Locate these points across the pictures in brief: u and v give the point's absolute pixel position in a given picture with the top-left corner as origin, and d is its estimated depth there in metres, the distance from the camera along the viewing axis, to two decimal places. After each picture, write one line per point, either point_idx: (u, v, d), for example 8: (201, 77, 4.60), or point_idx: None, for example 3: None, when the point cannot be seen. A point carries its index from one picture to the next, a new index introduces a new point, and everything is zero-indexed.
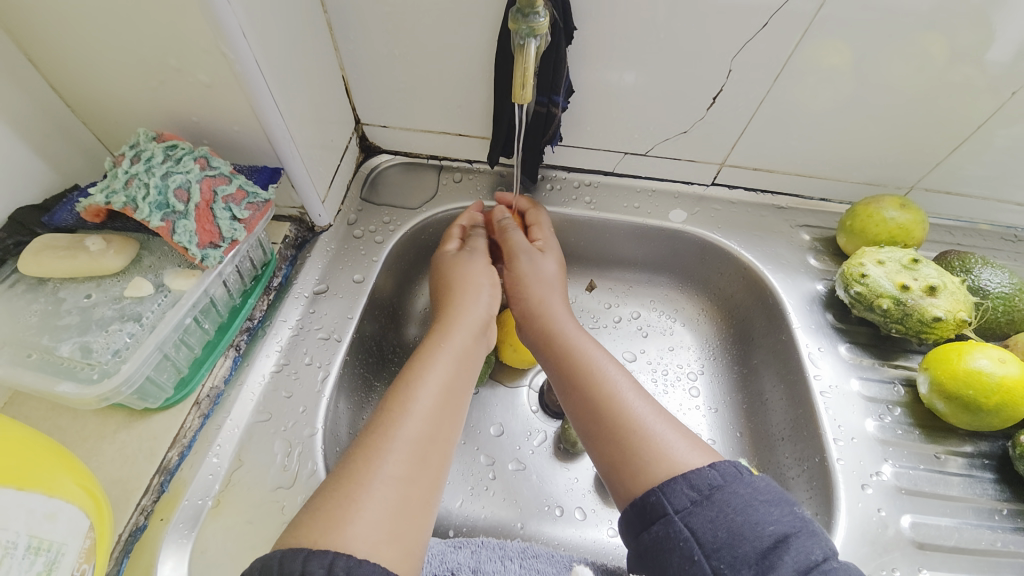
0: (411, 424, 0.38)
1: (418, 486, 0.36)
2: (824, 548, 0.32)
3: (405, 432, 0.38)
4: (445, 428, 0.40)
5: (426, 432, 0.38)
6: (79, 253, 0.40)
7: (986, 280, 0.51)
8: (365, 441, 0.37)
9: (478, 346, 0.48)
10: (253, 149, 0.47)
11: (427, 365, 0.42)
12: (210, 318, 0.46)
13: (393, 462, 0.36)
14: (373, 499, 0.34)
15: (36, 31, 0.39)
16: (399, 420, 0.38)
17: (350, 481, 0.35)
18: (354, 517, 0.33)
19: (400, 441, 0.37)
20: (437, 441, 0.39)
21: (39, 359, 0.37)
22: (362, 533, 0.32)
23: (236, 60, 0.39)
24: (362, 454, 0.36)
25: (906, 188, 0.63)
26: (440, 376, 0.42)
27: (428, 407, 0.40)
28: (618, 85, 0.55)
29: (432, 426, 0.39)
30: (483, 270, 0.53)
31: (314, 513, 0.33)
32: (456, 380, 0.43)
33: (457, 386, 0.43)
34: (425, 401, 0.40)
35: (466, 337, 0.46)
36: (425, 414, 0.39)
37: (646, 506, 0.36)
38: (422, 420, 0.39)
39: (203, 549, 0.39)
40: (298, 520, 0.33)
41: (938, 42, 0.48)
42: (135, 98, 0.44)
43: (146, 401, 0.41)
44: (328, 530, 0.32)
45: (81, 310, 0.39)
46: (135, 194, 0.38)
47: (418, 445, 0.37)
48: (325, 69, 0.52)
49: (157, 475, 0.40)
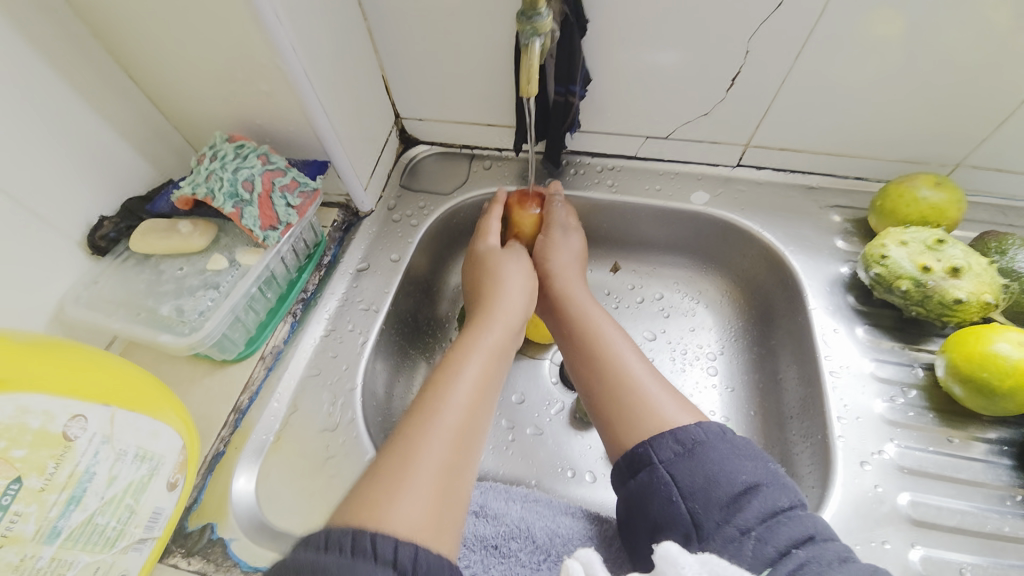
0: (446, 419, 0.41)
1: (455, 478, 0.39)
2: (791, 497, 0.34)
3: (444, 423, 0.41)
4: (478, 423, 0.43)
5: (461, 424, 0.41)
6: (173, 235, 0.50)
7: (1022, 262, 0.49)
8: (406, 429, 0.40)
9: (508, 348, 0.50)
10: (305, 145, 0.55)
11: (461, 367, 0.46)
12: (271, 289, 0.55)
13: (434, 449, 0.39)
14: (415, 486, 0.36)
15: (138, 55, 0.49)
16: (439, 411, 0.41)
17: (396, 463, 0.38)
18: (401, 495, 0.36)
19: (439, 433, 0.40)
20: (471, 433, 0.42)
21: (147, 316, 0.47)
22: (409, 511, 0.35)
23: (288, 70, 0.47)
24: (406, 439, 0.39)
25: (952, 166, 0.60)
26: (472, 373, 0.45)
27: (463, 405, 0.43)
28: (635, 70, 0.57)
29: (467, 420, 0.42)
30: (523, 274, 0.55)
31: (359, 491, 0.37)
32: (489, 381, 0.46)
33: (489, 388, 0.46)
34: (461, 396, 0.43)
35: (498, 340, 0.49)
36: (461, 407, 0.42)
37: (634, 457, 0.38)
38: (456, 417, 0.41)
39: (266, 473, 0.48)
40: (346, 497, 0.37)
41: (1006, 6, 0.45)
42: (212, 106, 0.53)
43: (225, 353, 0.51)
44: (377, 506, 0.35)
45: (176, 279, 0.50)
46: (213, 186, 0.47)
47: (454, 439, 0.40)
48: (366, 71, 0.59)
49: (232, 413, 0.50)
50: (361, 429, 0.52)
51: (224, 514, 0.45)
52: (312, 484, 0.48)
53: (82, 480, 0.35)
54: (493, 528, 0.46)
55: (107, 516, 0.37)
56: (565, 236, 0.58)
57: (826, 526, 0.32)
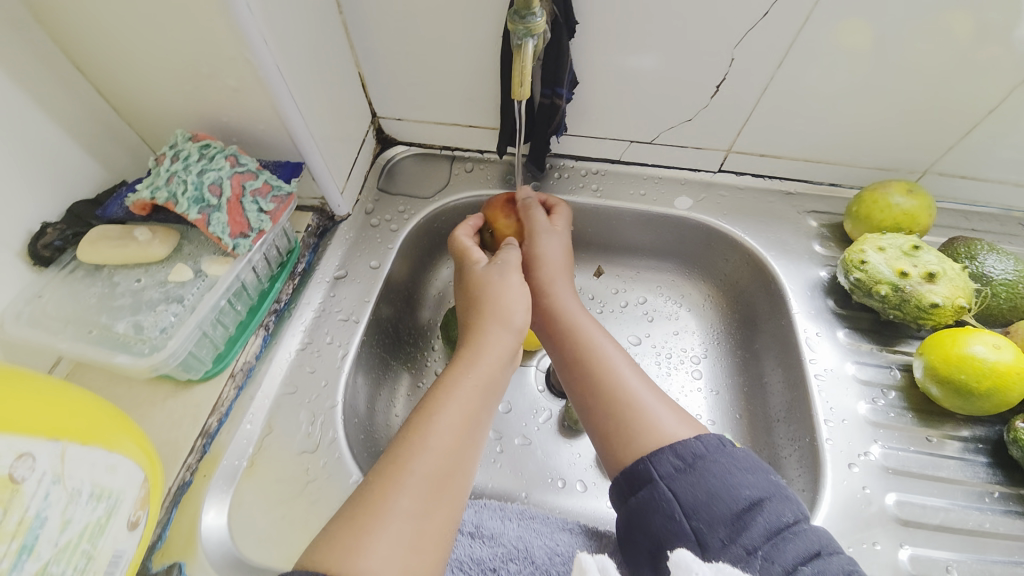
0: (426, 459, 0.38)
1: (433, 521, 0.37)
2: (795, 511, 0.34)
3: (421, 466, 0.38)
4: (463, 459, 0.40)
5: (442, 464, 0.39)
6: (129, 242, 0.45)
7: (991, 267, 0.51)
8: (382, 471, 0.38)
9: (504, 373, 0.47)
10: (277, 145, 0.51)
11: (450, 397, 0.42)
12: (242, 301, 0.51)
13: (407, 497, 0.37)
14: (387, 536, 0.35)
15: (86, 44, 0.44)
16: (414, 452, 0.39)
17: (365, 513, 0.35)
18: (369, 550, 0.34)
19: (417, 475, 0.38)
20: (454, 471, 0.39)
21: (99, 334, 0.42)
22: (377, 566, 0.33)
23: (259, 66, 0.43)
24: (377, 485, 0.37)
25: (919, 173, 0.62)
26: (457, 407, 0.42)
27: (449, 442, 0.40)
28: (621, 74, 0.56)
29: (449, 458, 0.39)
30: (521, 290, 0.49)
31: (330, 537, 0.35)
32: (479, 409, 0.43)
33: (478, 417, 0.43)
34: (444, 433, 0.40)
35: (493, 363, 0.46)
36: (442, 446, 0.39)
37: (634, 474, 0.37)
38: (438, 454, 0.39)
39: (239, 502, 0.45)
40: (316, 540, 0.35)
41: (964, 19, 0.47)
42: (171, 101, 0.48)
43: (190, 372, 0.47)
44: (341, 559, 0.33)
45: (133, 292, 0.45)
46: (175, 189, 0.43)
47: (434, 479, 0.38)
48: (342, 67, 0.56)
49: (200, 438, 0.46)
50: (343, 450, 0.49)
51: (194, 550, 0.41)
52: (291, 513, 0.45)
53: (33, 526, 0.31)
54: (489, 550, 0.44)
55: (62, 565, 0.33)
56: (550, 241, 0.55)
57: (830, 539, 0.33)
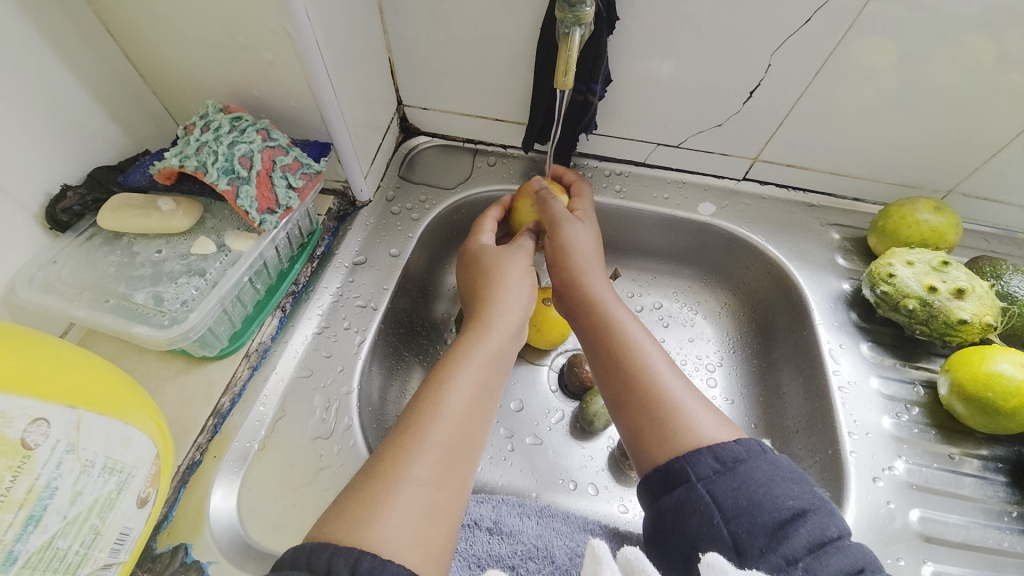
0: (443, 427, 0.37)
1: (445, 490, 0.35)
2: (840, 527, 0.32)
3: (434, 435, 0.36)
4: (473, 432, 0.39)
5: (456, 433, 0.37)
6: (152, 213, 0.45)
7: (1016, 287, 0.51)
8: (394, 444, 0.36)
9: (511, 347, 0.46)
10: (306, 124, 0.50)
11: (456, 368, 0.41)
12: (261, 280, 0.50)
13: (421, 464, 0.35)
14: (399, 502, 0.33)
15: (118, 7, 0.42)
16: (426, 421, 0.37)
17: (372, 483, 0.34)
18: (380, 518, 0.32)
19: (433, 442, 0.36)
20: (466, 443, 0.38)
21: (116, 304, 0.42)
22: (391, 535, 0.31)
23: (299, 39, 0.42)
24: (386, 454, 0.35)
25: (943, 192, 0.62)
26: (468, 379, 0.40)
27: (458, 410, 0.38)
28: (656, 75, 0.56)
29: (461, 428, 0.38)
30: (525, 267, 0.51)
31: (340, 510, 0.33)
32: (487, 383, 0.42)
33: (487, 390, 0.41)
34: (453, 404, 0.38)
35: (500, 337, 0.45)
36: (452, 417, 0.38)
37: (669, 472, 0.37)
38: (454, 422, 0.37)
39: (249, 486, 0.43)
40: (326, 515, 0.33)
41: (1000, 42, 0.46)
42: (200, 70, 0.47)
43: (205, 349, 0.46)
44: (352, 529, 0.31)
45: (153, 263, 0.44)
46: (205, 159, 0.42)
47: (448, 447, 0.36)
48: (373, 50, 0.55)
49: (212, 417, 0.45)
50: (357, 438, 0.47)
51: (201, 532, 0.40)
52: (301, 500, 0.43)
53: (42, 497, 0.30)
54: (508, 547, 0.46)
55: (68, 540, 0.32)
56: (579, 232, 0.53)
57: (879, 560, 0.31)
